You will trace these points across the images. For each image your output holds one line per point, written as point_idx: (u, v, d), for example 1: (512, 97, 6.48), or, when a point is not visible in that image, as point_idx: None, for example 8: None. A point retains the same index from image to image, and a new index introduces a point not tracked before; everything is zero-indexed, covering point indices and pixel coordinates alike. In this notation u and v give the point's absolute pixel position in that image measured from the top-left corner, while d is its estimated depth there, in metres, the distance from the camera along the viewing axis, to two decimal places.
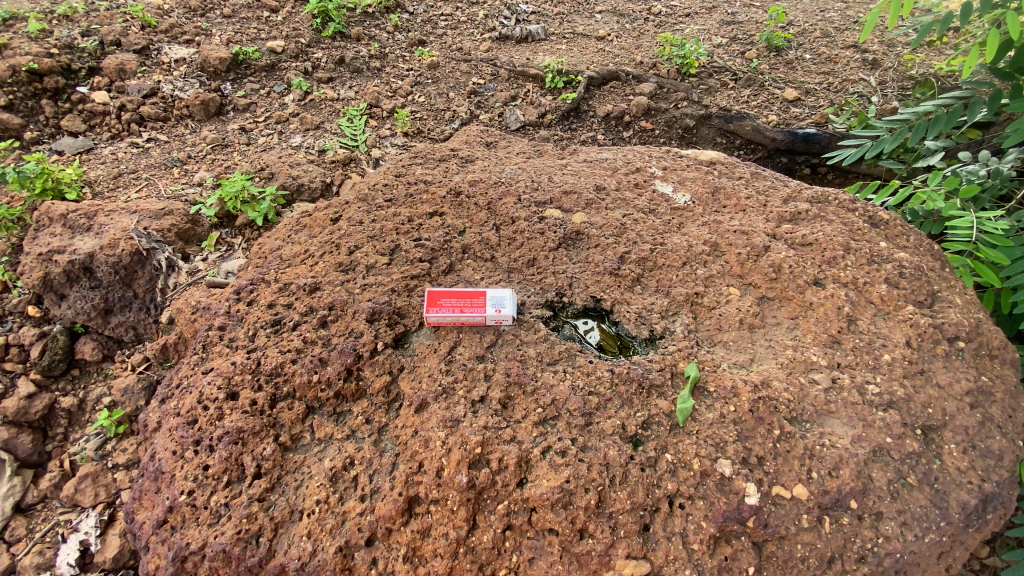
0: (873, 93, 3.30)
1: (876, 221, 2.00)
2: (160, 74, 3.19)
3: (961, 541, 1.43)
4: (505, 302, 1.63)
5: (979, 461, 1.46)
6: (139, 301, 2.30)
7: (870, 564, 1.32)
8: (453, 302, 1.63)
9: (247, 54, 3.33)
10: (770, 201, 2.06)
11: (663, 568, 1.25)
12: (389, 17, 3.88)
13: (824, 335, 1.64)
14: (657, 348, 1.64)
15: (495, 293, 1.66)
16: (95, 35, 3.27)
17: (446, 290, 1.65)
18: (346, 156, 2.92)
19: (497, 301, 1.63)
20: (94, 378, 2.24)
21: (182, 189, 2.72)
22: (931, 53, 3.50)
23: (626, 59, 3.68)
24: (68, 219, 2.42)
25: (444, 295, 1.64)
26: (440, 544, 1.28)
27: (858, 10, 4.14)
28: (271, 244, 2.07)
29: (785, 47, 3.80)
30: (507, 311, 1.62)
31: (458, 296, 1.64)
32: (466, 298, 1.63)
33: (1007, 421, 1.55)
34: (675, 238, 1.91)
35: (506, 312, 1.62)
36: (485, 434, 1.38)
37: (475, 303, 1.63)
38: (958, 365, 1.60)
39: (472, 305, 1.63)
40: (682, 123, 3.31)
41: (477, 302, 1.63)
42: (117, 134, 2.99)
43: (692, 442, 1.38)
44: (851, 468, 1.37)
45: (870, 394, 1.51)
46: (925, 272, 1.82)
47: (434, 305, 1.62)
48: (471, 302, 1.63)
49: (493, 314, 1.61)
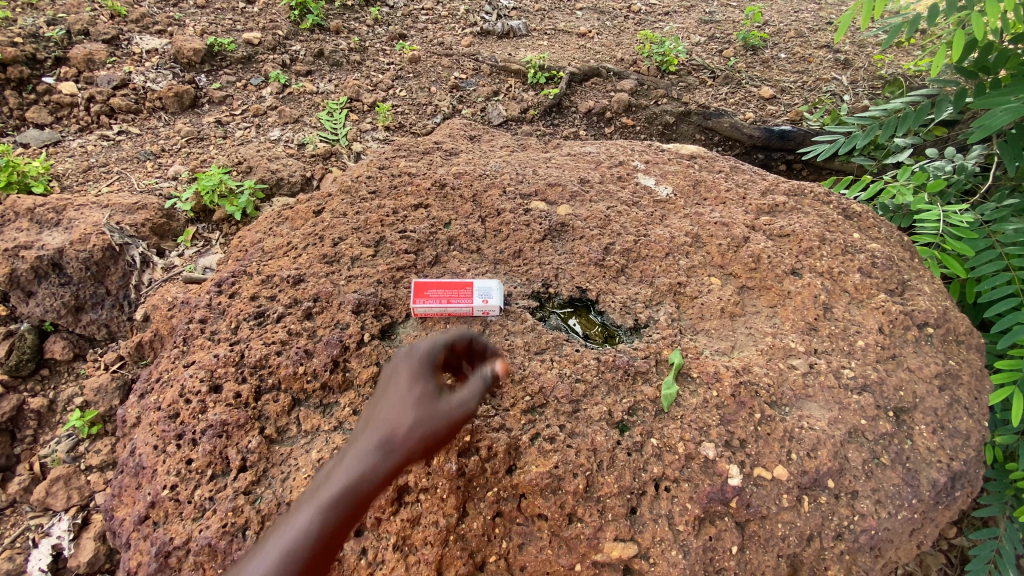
0: (845, 91, 3.40)
1: (850, 213, 2.07)
2: (131, 65, 3.10)
3: (932, 518, 1.49)
4: (492, 292, 1.65)
5: (948, 441, 1.53)
6: (111, 298, 2.26)
7: (847, 541, 1.38)
8: (440, 293, 1.63)
9: (222, 45, 3.26)
10: (749, 193, 2.11)
11: (649, 549, 1.29)
12: (369, 10, 3.84)
13: (801, 322, 1.69)
14: (643, 336, 1.66)
15: (481, 282, 1.66)
16: (62, 24, 3.17)
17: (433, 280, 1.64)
18: (327, 149, 2.89)
19: (484, 291, 1.64)
20: (65, 378, 2.17)
21: (156, 182, 2.67)
22: (901, 54, 3.63)
23: (607, 56, 3.71)
24: (36, 213, 2.33)
25: (430, 285, 1.63)
26: (430, 532, 1.28)
27: (830, 11, 4.25)
28: (251, 237, 2.04)
29: (761, 46, 3.88)
30: (494, 303, 1.64)
31: (444, 287, 1.63)
32: (453, 288, 1.63)
33: (973, 402, 1.62)
34: (658, 229, 1.94)
35: (493, 303, 1.63)
36: (474, 422, 1.40)
37: (462, 293, 1.64)
38: (927, 350, 1.67)
39: (459, 295, 1.63)
40: (662, 120, 3.36)
41: (464, 293, 1.64)
42: (86, 126, 2.89)
43: (676, 426, 1.41)
44: (828, 449, 1.41)
45: (845, 378, 1.56)
46: (896, 262, 1.89)
47: (421, 296, 1.62)
48: (459, 291, 1.64)
49: (480, 306, 1.63)
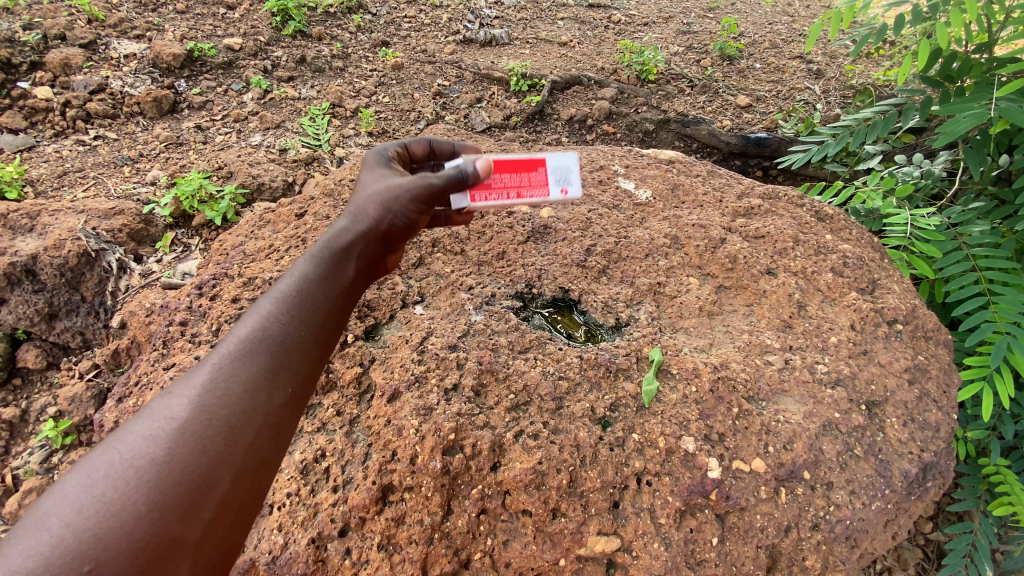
0: (817, 100, 3.52)
1: (822, 215, 2.14)
2: (108, 70, 3.07)
3: (905, 508, 1.54)
4: (571, 174, 1.53)
5: (918, 433, 1.58)
6: (87, 305, 2.22)
7: (823, 531, 1.42)
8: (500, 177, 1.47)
9: (202, 50, 3.24)
10: (725, 197, 2.17)
11: (632, 542, 1.31)
12: (352, 17, 3.86)
13: (777, 320, 1.74)
14: (624, 334, 1.69)
15: (557, 159, 1.51)
16: (38, 29, 3.14)
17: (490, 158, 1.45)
18: (309, 155, 2.89)
19: (560, 176, 1.52)
20: (38, 388, 2.10)
21: (134, 187, 2.63)
22: (870, 64, 3.77)
23: (588, 65, 3.79)
24: (9, 218, 2.28)
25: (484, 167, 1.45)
26: (415, 530, 1.29)
27: (803, 24, 4.40)
28: (233, 241, 2.04)
29: (737, 56, 4.00)
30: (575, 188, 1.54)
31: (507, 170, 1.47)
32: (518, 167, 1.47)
33: (942, 395, 1.68)
34: (639, 231, 1.99)
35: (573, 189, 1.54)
36: (458, 420, 1.39)
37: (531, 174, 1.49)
38: (896, 345, 1.73)
39: (533, 181, 1.50)
40: (642, 127, 3.43)
41: (535, 174, 1.50)
42: (62, 131, 2.85)
43: (657, 421, 1.44)
44: (803, 441, 1.46)
45: (819, 372, 1.61)
46: (867, 262, 1.95)
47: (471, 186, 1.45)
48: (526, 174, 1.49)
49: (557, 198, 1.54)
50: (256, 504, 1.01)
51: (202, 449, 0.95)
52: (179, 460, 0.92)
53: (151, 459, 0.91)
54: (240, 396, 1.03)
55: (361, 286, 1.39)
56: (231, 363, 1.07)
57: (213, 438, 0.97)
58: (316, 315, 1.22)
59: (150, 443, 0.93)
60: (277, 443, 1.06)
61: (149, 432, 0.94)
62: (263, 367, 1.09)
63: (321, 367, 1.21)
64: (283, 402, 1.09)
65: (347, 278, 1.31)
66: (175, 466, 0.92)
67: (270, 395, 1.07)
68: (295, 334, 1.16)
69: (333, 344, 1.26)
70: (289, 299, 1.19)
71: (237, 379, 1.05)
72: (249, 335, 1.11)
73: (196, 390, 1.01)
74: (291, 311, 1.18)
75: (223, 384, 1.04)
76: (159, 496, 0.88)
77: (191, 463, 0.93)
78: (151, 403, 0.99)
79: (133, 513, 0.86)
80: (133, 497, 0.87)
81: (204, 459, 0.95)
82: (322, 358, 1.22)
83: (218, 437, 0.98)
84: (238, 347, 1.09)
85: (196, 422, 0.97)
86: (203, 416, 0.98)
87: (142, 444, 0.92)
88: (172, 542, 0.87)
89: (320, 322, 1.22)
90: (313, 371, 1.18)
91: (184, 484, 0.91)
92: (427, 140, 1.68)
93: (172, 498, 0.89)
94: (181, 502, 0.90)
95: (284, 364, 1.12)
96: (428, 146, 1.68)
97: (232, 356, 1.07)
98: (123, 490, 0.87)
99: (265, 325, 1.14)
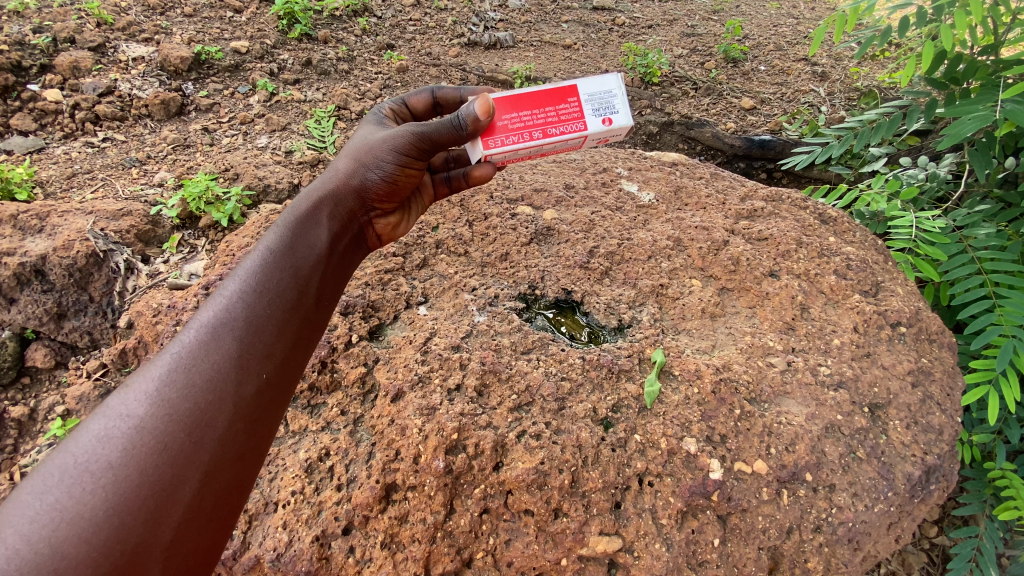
0: (822, 103, 3.52)
1: (825, 218, 2.14)
2: (117, 73, 3.10)
3: (909, 511, 1.53)
4: (613, 101, 1.53)
5: (922, 436, 1.58)
6: (95, 305, 2.25)
7: (825, 533, 1.42)
8: (536, 114, 1.49)
9: (210, 53, 3.28)
10: (728, 199, 2.17)
11: (634, 543, 1.32)
12: (357, 21, 3.89)
13: (779, 322, 1.74)
14: (626, 336, 1.70)
15: (596, 86, 1.52)
16: (47, 32, 3.18)
17: (519, 95, 1.47)
18: (314, 157, 2.92)
19: (601, 104, 1.52)
20: (46, 387, 2.12)
21: (142, 189, 2.66)
22: (875, 66, 3.76)
23: (592, 68, 3.80)
24: (19, 219, 2.31)
25: (516, 103, 1.47)
26: (418, 529, 1.30)
27: (807, 26, 4.40)
28: (239, 242, 2.07)
29: (741, 58, 4.00)
30: (619, 115, 1.53)
31: (541, 104, 1.49)
32: (555, 98, 1.49)
33: (945, 398, 1.68)
34: (642, 233, 1.99)
35: (617, 116, 1.53)
36: (461, 420, 1.40)
37: (569, 104, 1.51)
38: (900, 348, 1.73)
39: (564, 112, 1.50)
40: (646, 129, 3.44)
41: (573, 104, 1.51)
42: (71, 133, 2.88)
43: (659, 422, 1.45)
44: (805, 443, 1.46)
45: (822, 374, 1.61)
46: (870, 264, 1.95)
47: (480, 134, 1.45)
48: (562, 106, 1.50)
49: (601, 128, 1.52)
50: (231, 496, 1.07)
51: (164, 447, 1.00)
52: (139, 461, 0.97)
53: (109, 462, 0.96)
54: (203, 387, 1.09)
55: (336, 257, 1.47)
56: (188, 357, 1.11)
57: (175, 435, 1.02)
58: (281, 295, 1.28)
59: (111, 442, 0.98)
60: (248, 432, 1.12)
61: (105, 434, 0.99)
62: (224, 355, 1.14)
63: (291, 347, 1.26)
64: (251, 389, 1.14)
65: (314, 252, 1.39)
66: (139, 465, 0.97)
67: (235, 383, 1.12)
68: (262, 313, 1.23)
69: (305, 322, 1.31)
70: (255, 276, 1.28)
71: (197, 370, 1.10)
72: (215, 317, 1.19)
73: (151, 388, 1.06)
74: (251, 294, 1.25)
75: (182, 377, 1.08)
76: (124, 498, 0.94)
77: (155, 460, 0.98)
78: (107, 404, 1.04)
79: (95, 518, 0.91)
80: (93, 503, 0.92)
81: (168, 456, 1.00)
82: (294, 337, 1.27)
83: (181, 431, 1.03)
84: (199, 338, 1.15)
85: (154, 420, 1.02)
86: (164, 411, 1.03)
87: (99, 447, 0.98)
88: (140, 540, 0.93)
89: (285, 301, 1.28)
90: (281, 354, 1.23)
91: (146, 486, 0.96)
92: (429, 91, 1.74)
93: (137, 499, 0.95)
94: (145, 506, 0.95)
95: (246, 349, 1.17)
96: (430, 97, 1.75)
97: (189, 350, 1.12)
98: (82, 497, 0.92)
99: (225, 314, 1.20)
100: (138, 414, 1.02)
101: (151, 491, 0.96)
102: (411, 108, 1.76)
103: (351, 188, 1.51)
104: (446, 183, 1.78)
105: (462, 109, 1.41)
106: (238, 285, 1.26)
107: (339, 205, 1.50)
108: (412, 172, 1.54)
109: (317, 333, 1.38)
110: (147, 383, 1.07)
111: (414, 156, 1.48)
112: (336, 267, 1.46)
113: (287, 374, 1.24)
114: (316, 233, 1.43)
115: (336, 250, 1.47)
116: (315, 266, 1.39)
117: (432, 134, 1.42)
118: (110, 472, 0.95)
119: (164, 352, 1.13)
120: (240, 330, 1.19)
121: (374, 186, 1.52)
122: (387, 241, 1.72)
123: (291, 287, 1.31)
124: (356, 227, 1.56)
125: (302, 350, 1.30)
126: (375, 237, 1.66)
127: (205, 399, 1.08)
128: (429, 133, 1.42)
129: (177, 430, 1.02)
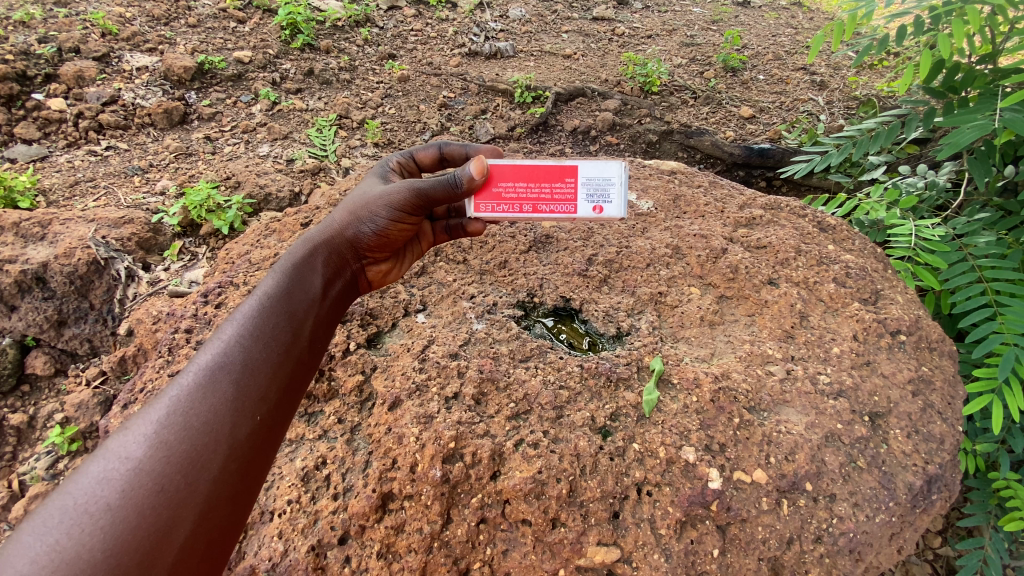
0: (821, 111, 3.53)
1: (824, 226, 2.13)
2: (121, 82, 3.13)
3: (911, 521, 1.52)
4: (610, 190, 1.49)
5: (923, 445, 1.56)
6: (95, 312, 2.24)
7: (826, 544, 1.41)
8: (530, 187, 1.51)
9: (213, 63, 3.31)
10: (727, 207, 2.17)
11: (632, 553, 1.30)
12: (359, 30, 3.92)
13: (778, 330, 1.74)
14: (624, 344, 1.69)
15: (597, 172, 1.49)
16: (52, 42, 3.21)
17: (519, 164, 1.50)
18: (315, 165, 2.94)
19: (596, 191, 1.49)
20: (45, 395, 2.12)
21: (143, 197, 2.67)
22: (873, 75, 3.79)
23: (592, 77, 3.83)
24: (21, 227, 2.31)
25: (514, 172, 1.50)
26: (415, 539, 1.30)
27: (806, 36, 4.43)
28: (238, 250, 2.08)
29: (740, 68, 4.02)
30: (612, 206, 1.49)
31: (538, 179, 1.50)
32: (552, 176, 1.49)
33: (947, 407, 1.66)
34: (640, 241, 2.00)
35: (609, 206, 1.49)
36: (458, 428, 1.40)
37: (566, 184, 1.49)
38: (900, 356, 1.72)
39: (558, 190, 1.50)
40: (646, 138, 3.44)
41: (569, 184, 1.50)
42: (74, 142, 2.91)
43: (658, 431, 1.44)
44: (805, 453, 1.44)
45: (821, 383, 1.60)
46: (869, 272, 1.95)
47: (474, 194, 1.51)
48: (558, 185, 1.50)
49: (590, 215, 1.51)
50: (223, 538, 1.06)
51: (160, 490, 1.00)
52: (136, 503, 0.97)
53: (107, 504, 0.96)
54: (199, 431, 1.08)
55: (331, 302, 1.48)
56: (187, 400, 1.12)
57: (171, 476, 1.02)
58: (276, 338, 1.29)
59: (109, 484, 0.98)
60: (241, 474, 1.11)
61: (104, 477, 0.99)
62: (221, 398, 1.15)
63: (286, 388, 1.27)
64: (244, 431, 1.14)
65: (308, 297, 1.40)
66: (136, 508, 0.96)
67: (230, 426, 1.12)
68: (257, 356, 1.24)
69: (298, 364, 1.31)
70: (252, 318, 1.29)
71: (194, 413, 1.10)
72: (211, 362, 1.19)
73: (149, 431, 1.06)
74: (249, 338, 1.26)
75: (180, 420, 1.09)
76: (122, 539, 0.93)
77: (152, 503, 0.98)
78: (105, 446, 1.04)
79: (93, 560, 0.90)
80: (91, 545, 0.91)
81: (165, 497, 0.99)
82: (287, 378, 1.27)
83: (178, 473, 1.02)
84: (194, 382, 1.15)
85: (152, 462, 1.02)
86: (163, 453, 1.03)
87: (98, 489, 0.97)
88: None
89: (280, 344, 1.29)
90: (276, 395, 1.23)
91: (143, 528, 0.95)
92: (436, 146, 1.73)
93: (133, 541, 0.94)
94: (141, 547, 0.94)
95: (242, 392, 1.18)
96: (438, 152, 1.73)
97: (187, 393, 1.13)
98: (81, 538, 0.92)
99: (221, 357, 1.20)
100: (137, 456, 1.02)
101: (146, 532, 0.95)
102: (418, 161, 1.77)
103: (344, 238, 1.53)
104: (446, 231, 1.79)
105: (458, 170, 1.46)
106: (235, 328, 1.27)
107: (333, 251, 1.52)
108: (405, 226, 1.57)
109: (310, 375, 1.38)
110: (145, 426, 1.07)
111: (410, 211, 1.51)
112: (330, 310, 1.47)
113: (280, 415, 1.24)
114: (312, 277, 1.44)
115: (329, 294, 1.48)
116: (308, 308, 1.39)
117: (430, 191, 1.47)
118: (108, 515, 0.95)
119: (162, 396, 1.13)
120: (235, 374, 1.19)
121: (367, 237, 1.54)
122: (378, 286, 1.72)
123: (288, 329, 1.32)
124: (349, 272, 1.57)
125: (295, 391, 1.30)
126: (365, 282, 1.67)
127: (200, 439, 1.08)
128: (426, 190, 1.46)
129: (173, 472, 1.02)
